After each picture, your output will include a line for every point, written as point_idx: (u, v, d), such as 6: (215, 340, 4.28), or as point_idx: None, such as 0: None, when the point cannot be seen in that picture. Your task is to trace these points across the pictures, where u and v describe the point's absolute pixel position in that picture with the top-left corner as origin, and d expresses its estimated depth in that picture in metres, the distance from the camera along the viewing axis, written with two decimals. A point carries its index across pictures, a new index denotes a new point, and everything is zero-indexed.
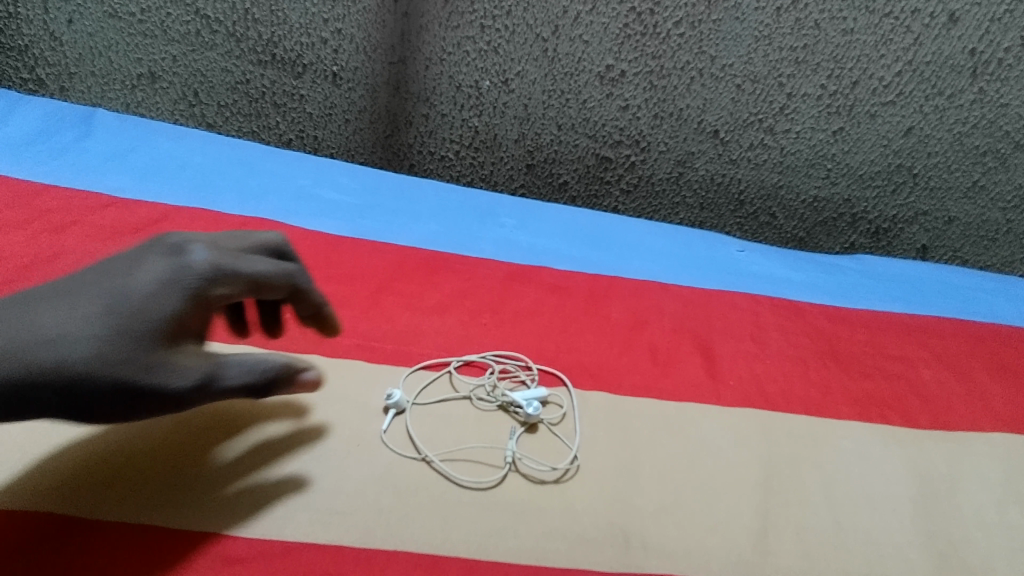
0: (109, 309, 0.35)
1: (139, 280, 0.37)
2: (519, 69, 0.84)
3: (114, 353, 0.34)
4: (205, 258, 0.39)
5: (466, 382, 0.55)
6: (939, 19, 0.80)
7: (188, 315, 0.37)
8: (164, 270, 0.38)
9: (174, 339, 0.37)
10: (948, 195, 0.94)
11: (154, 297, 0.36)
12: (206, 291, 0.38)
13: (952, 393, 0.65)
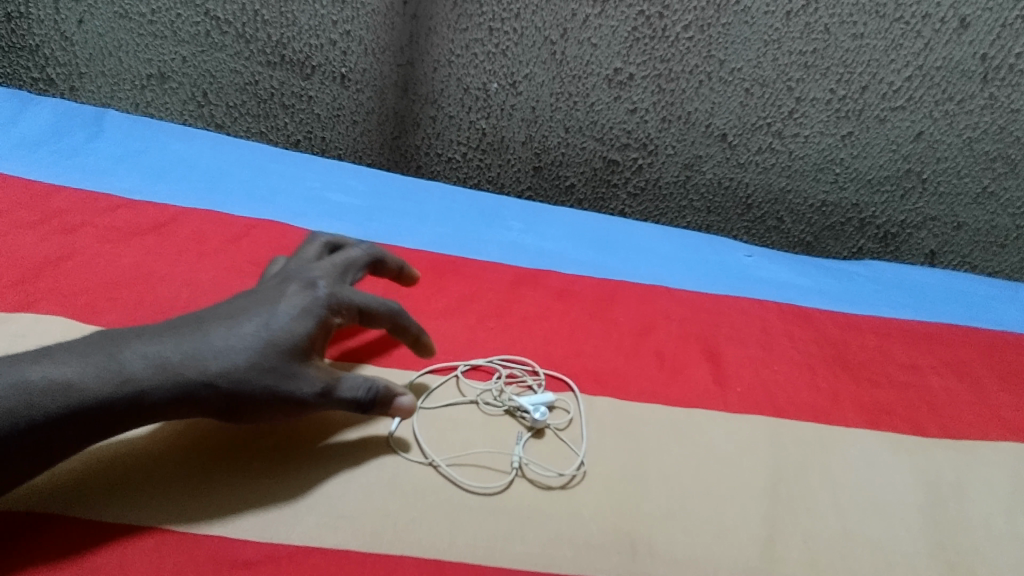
0: (258, 328, 0.43)
1: (282, 305, 0.45)
2: (527, 71, 0.84)
3: (261, 362, 0.42)
4: (330, 292, 0.47)
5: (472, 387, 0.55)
6: (950, 24, 0.79)
7: (316, 335, 0.45)
8: (299, 299, 0.45)
9: (307, 353, 0.44)
10: (957, 200, 0.93)
11: (290, 320, 0.44)
12: (329, 317, 0.46)
13: (960, 401, 0.64)
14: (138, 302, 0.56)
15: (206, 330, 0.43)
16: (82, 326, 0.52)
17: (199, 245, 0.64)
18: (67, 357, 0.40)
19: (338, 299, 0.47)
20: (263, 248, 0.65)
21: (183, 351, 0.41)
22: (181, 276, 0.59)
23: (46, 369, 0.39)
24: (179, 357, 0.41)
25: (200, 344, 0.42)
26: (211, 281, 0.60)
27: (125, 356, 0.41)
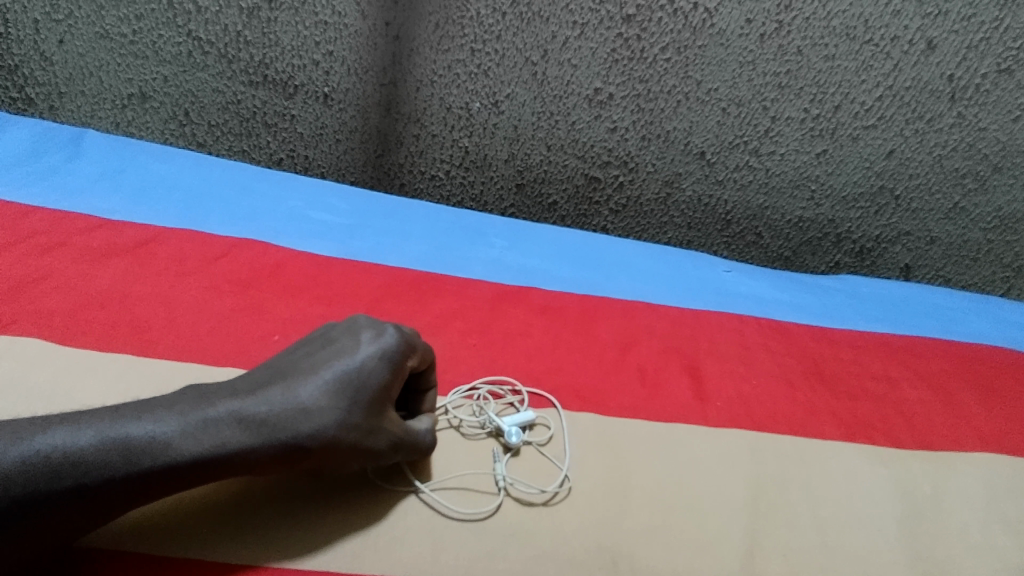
0: (339, 382, 0.42)
1: (360, 353, 0.44)
2: (509, 91, 0.86)
3: (346, 420, 0.42)
4: (403, 335, 0.46)
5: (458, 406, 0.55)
6: (918, 46, 0.81)
7: (392, 384, 0.45)
8: (374, 348, 0.45)
9: (384, 405, 0.44)
10: (930, 215, 0.95)
11: (365, 370, 0.44)
12: (402, 363, 0.46)
13: (936, 414, 0.66)
14: (116, 324, 0.56)
15: (294, 386, 0.42)
16: (59, 349, 0.52)
17: (179, 266, 0.63)
18: (157, 412, 0.39)
19: (407, 341, 0.47)
20: (244, 268, 0.65)
21: (274, 413, 0.40)
22: (162, 297, 0.59)
23: (146, 426, 0.37)
24: (274, 420, 0.40)
25: (291, 406, 0.41)
26: (192, 302, 0.59)
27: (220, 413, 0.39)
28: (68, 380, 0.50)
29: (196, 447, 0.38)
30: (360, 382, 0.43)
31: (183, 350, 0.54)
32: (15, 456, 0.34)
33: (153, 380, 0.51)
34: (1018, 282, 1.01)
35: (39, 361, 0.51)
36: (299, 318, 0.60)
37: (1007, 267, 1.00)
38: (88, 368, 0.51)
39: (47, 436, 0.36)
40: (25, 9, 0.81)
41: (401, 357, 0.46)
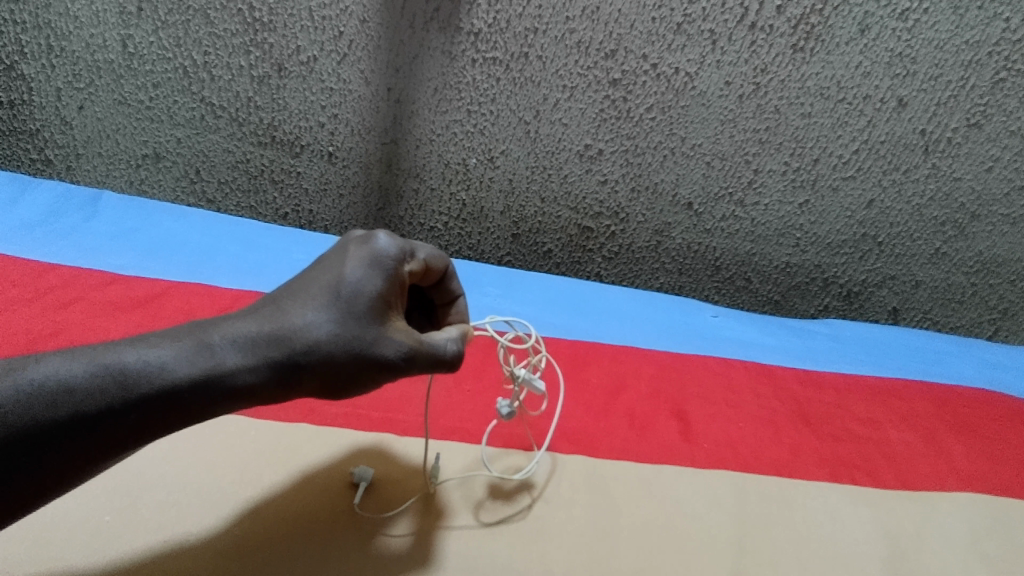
0: (332, 296, 0.44)
1: (348, 260, 0.46)
2: (503, 148, 0.90)
3: (339, 326, 0.43)
4: (391, 242, 0.48)
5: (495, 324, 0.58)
6: (889, 104, 0.85)
7: (386, 291, 0.46)
8: (362, 254, 0.46)
9: (381, 310, 0.45)
10: (913, 261, 0.99)
11: (358, 275, 0.45)
12: (394, 269, 0.47)
13: (918, 454, 0.68)
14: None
15: (282, 308, 0.43)
16: None
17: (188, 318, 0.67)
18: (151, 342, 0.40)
19: (399, 250, 0.48)
20: None
21: (264, 327, 0.42)
22: None
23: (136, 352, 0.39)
24: (266, 333, 0.42)
25: (280, 322, 0.43)
26: None
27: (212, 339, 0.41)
28: None
29: (188, 368, 0.39)
30: (351, 288, 0.44)
31: None
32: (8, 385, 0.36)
33: None
34: (1003, 324, 1.04)
35: None
36: None
37: (991, 309, 1.03)
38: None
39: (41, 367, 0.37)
40: (48, 78, 0.86)
41: (392, 263, 0.47)
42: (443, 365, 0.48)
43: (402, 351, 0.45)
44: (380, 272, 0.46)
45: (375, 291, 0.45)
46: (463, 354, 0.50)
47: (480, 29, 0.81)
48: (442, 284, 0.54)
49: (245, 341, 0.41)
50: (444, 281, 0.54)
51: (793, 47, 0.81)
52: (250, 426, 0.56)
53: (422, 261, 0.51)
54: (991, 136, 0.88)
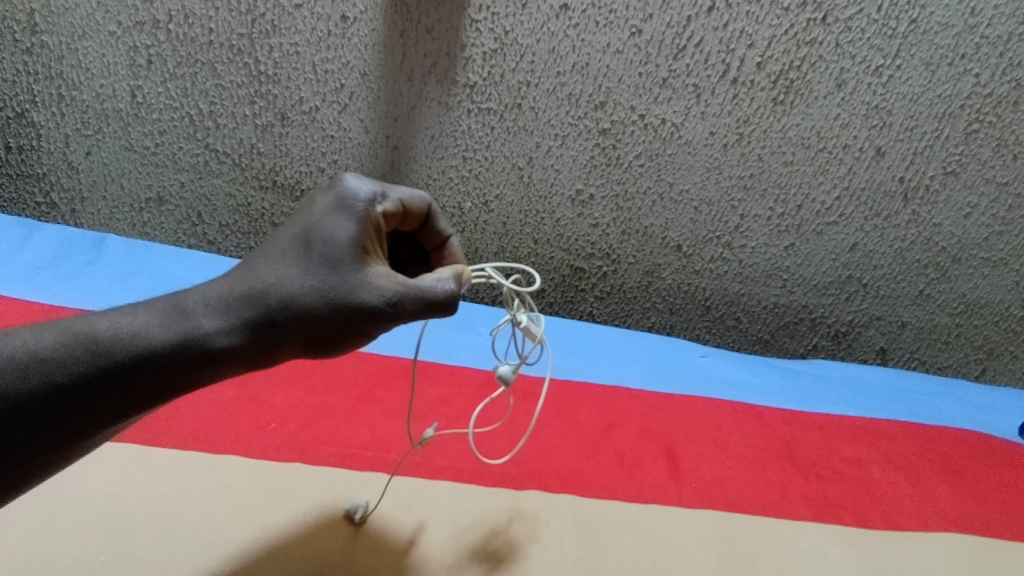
0: (304, 248, 0.45)
1: (317, 208, 0.47)
2: (498, 192, 0.93)
3: (316, 276, 0.44)
4: (361, 184, 0.49)
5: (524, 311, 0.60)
6: (868, 153, 0.89)
7: (361, 237, 0.47)
8: (330, 201, 0.47)
9: (358, 255, 0.46)
10: (898, 302, 1.01)
11: (329, 222, 0.46)
12: (366, 213, 0.48)
13: (901, 494, 0.69)
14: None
15: (255, 266, 0.45)
16: None
17: None
18: (124, 312, 0.41)
19: (371, 195, 0.49)
20: None
21: (237, 287, 0.43)
22: None
23: (109, 321, 0.40)
24: (239, 293, 0.43)
25: (252, 279, 0.44)
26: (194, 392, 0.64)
27: (188, 304, 0.42)
28: (78, 470, 0.53)
29: (164, 333, 0.40)
30: (322, 237, 0.46)
31: (187, 438, 0.58)
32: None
33: (156, 467, 0.55)
34: (990, 364, 1.06)
35: None
36: (295, 406, 0.65)
37: (977, 349, 1.05)
38: (91, 462, 0.54)
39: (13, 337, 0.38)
40: (58, 125, 0.89)
41: (362, 205, 0.48)
42: (438, 308, 0.49)
43: (387, 296, 0.46)
44: (351, 216, 0.47)
45: (347, 237, 0.46)
46: (458, 294, 0.51)
47: (475, 82, 0.85)
48: (428, 226, 0.57)
49: (220, 303, 0.42)
50: (429, 223, 0.57)
51: (774, 99, 0.85)
52: (245, 464, 0.56)
53: (399, 203, 0.52)
54: (968, 184, 0.91)
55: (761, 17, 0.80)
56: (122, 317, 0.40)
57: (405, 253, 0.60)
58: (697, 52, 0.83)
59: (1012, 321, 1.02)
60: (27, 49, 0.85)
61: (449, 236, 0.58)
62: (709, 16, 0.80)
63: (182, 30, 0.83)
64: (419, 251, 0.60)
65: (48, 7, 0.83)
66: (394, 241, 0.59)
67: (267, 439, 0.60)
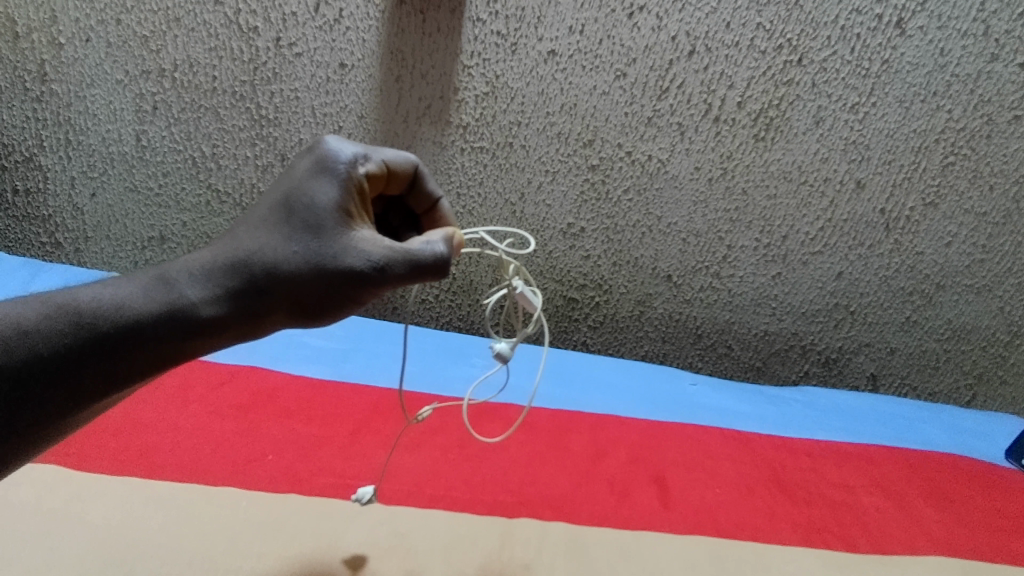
0: (285, 213, 0.45)
1: (297, 172, 0.46)
2: (491, 226, 0.96)
3: (295, 243, 0.44)
4: (342, 145, 0.48)
5: (522, 285, 0.63)
6: (849, 186, 0.92)
7: (341, 200, 0.45)
8: (310, 164, 0.46)
9: (340, 219, 0.45)
10: (886, 328, 1.03)
11: (308, 186, 0.45)
12: (347, 175, 0.46)
13: (888, 518, 0.70)
14: (125, 449, 0.61)
15: (236, 234, 0.45)
16: (73, 474, 0.56)
17: (186, 393, 0.70)
18: (107, 284, 0.43)
19: (353, 156, 0.47)
20: (244, 394, 0.72)
21: (219, 256, 0.44)
22: (168, 423, 0.65)
23: (94, 291, 0.41)
24: (221, 262, 0.44)
25: (234, 248, 0.44)
26: (193, 426, 0.65)
27: (171, 273, 0.43)
28: (79, 502, 0.54)
29: (148, 301, 0.42)
30: (303, 202, 0.45)
31: (186, 471, 0.59)
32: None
33: (155, 499, 0.55)
34: (980, 389, 1.06)
35: (55, 485, 0.55)
36: (292, 438, 0.66)
37: (967, 374, 1.05)
38: (95, 495, 0.55)
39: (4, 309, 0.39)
40: (64, 168, 0.92)
41: (342, 167, 0.46)
42: (429, 271, 0.46)
43: (370, 259, 0.44)
44: (332, 178, 0.46)
45: (328, 200, 0.45)
46: (451, 258, 0.48)
47: (468, 122, 0.89)
48: (417, 189, 0.55)
49: (203, 270, 0.44)
50: (418, 185, 0.55)
51: (755, 136, 0.89)
52: (242, 496, 0.57)
53: (383, 164, 0.50)
54: (947, 214, 0.93)
55: (740, 60, 0.85)
56: (106, 288, 0.42)
57: (397, 219, 0.58)
58: (680, 93, 0.87)
59: (999, 346, 1.03)
60: (37, 96, 0.89)
61: (440, 197, 0.56)
62: (690, 60, 0.85)
63: (187, 78, 0.88)
64: (412, 216, 0.58)
65: (59, 58, 0.87)
66: (385, 207, 0.58)
67: (264, 470, 0.61)
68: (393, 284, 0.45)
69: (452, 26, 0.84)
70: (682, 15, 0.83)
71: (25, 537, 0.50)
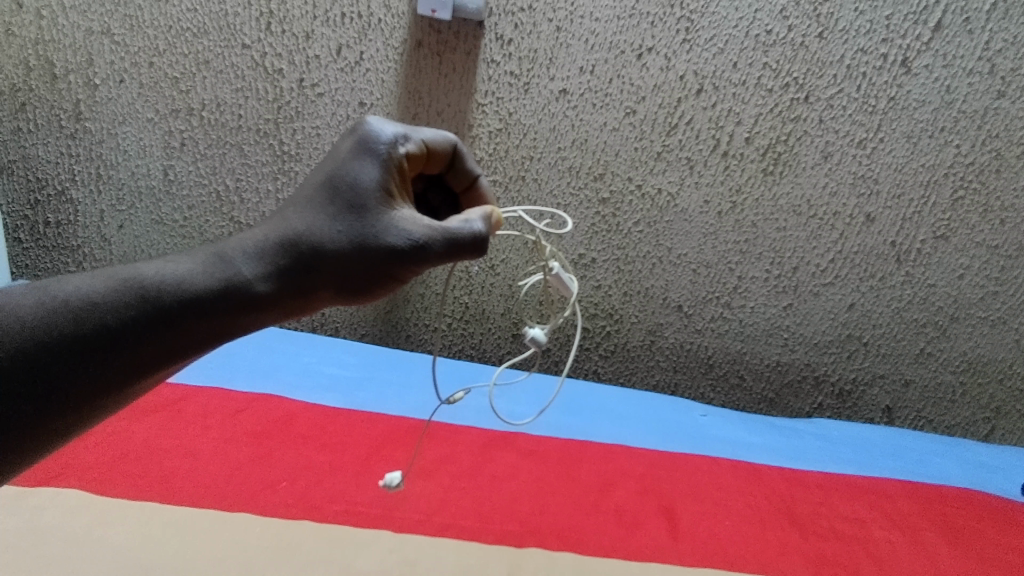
0: (330, 193, 0.46)
1: (341, 153, 0.47)
2: (503, 256, 0.98)
3: (341, 223, 0.45)
4: (383, 126, 0.48)
5: (561, 273, 0.71)
6: (859, 220, 0.93)
7: (384, 180, 0.46)
8: (353, 146, 0.47)
9: (382, 199, 0.46)
10: (900, 359, 1.01)
11: (353, 167, 0.46)
12: (389, 156, 0.47)
13: (901, 553, 0.70)
14: (146, 474, 0.62)
15: (286, 214, 0.46)
16: (95, 498, 0.58)
17: (205, 419, 0.72)
18: (167, 259, 0.44)
19: (394, 136, 0.48)
20: (260, 421, 0.73)
21: (272, 235, 0.45)
22: (185, 449, 0.67)
23: (155, 267, 0.42)
24: (272, 239, 0.45)
25: (285, 226, 0.45)
26: (211, 452, 0.67)
27: (228, 252, 0.44)
28: (100, 526, 0.55)
29: (206, 278, 0.42)
30: (346, 182, 0.46)
31: (203, 496, 0.61)
32: (34, 300, 0.38)
33: (173, 524, 0.57)
34: (999, 423, 1.04)
35: (78, 509, 0.57)
36: (305, 465, 0.67)
37: (984, 408, 1.03)
38: (118, 517, 0.57)
39: (64, 282, 0.40)
40: (94, 202, 0.96)
41: (384, 148, 0.47)
42: (469, 249, 0.48)
43: (413, 238, 0.45)
44: (373, 159, 0.47)
45: (371, 180, 0.46)
46: (488, 236, 0.50)
47: (482, 157, 0.91)
48: (456, 166, 0.56)
49: (256, 248, 0.44)
50: (456, 164, 0.56)
51: (763, 171, 0.90)
52: (256, 522, 0.58)
53: (422, 144, 0.51)
54: (958, 246, 0.93)
55: (747, 98, 0.87)
56: (166, 264, 0.42)
57: (435, 197, 0.59)
58: (688, 129, 0.89)
59: (1017, 379, 1.01)
60: (71, 133, 0.93)
61: (477, 176, 0.57)
62: (698, 98, 0.87)
63: (214, 116, 0.91)
64: (450, 194, 0.59)
65: (93, 98, 0.91)
66: (423, 186, 0.59)
67: (277, 496, 0.62)
68: (436, 261, 0.47)
69: (467, 67, 0.88)
70: (690, 55, 0.86)
71: (49, 559, 0.52)
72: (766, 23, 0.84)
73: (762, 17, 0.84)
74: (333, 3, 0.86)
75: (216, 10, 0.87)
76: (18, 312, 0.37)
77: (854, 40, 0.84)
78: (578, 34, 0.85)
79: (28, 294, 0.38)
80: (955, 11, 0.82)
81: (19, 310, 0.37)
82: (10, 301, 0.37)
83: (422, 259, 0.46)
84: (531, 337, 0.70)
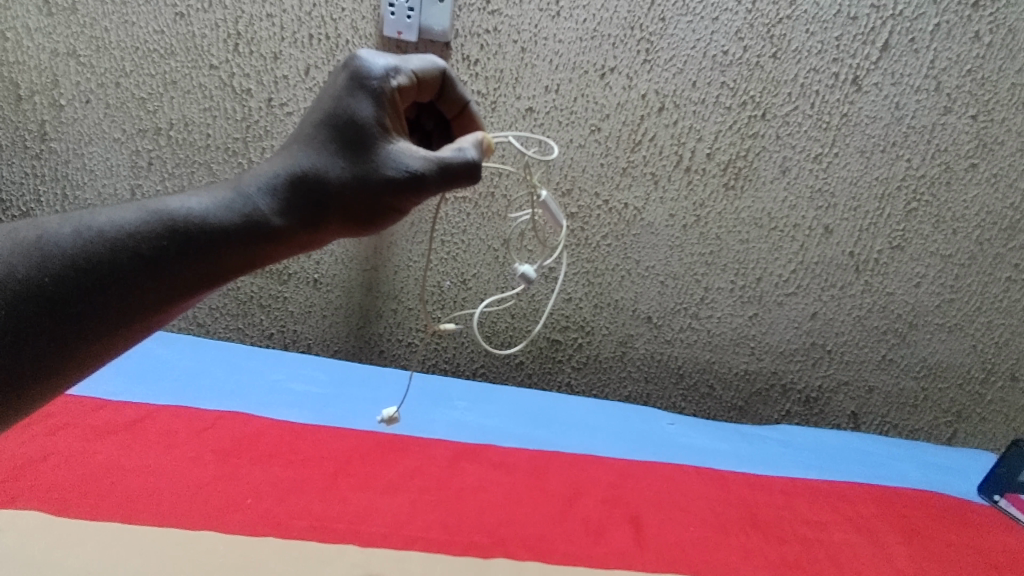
0: (331, 131, 0.48)
1: (336, 89, 0.49)
2: (475, 271, 1.00)
3: (344, 159, 0.47)
4: (374, 59, 0.50)
5: (550, 202, 0.72)
6: (817, 231, 0.96)
7: (379, 113, 0.48)
8: (346, 80, 0.49)
9: (380, 133, 0.48)
10: (863, 366, 1.04)
11: (349, 102, 0.48)
12: (383, 88, 0.49)
13: (860, 555, 0.72)
14: (105, 495, 0.62)
15: (291, 152, 0.48)
16: (54, 520, 0.57)
17: (170, 438, 0.72)
18: (189, 194, 0.46)
19: (384, 69, 0.50)
20: (228, 439, 0.73)
21: (282, 171, 0.47)
22: (150, 466, 0.66)
23: (179, 201, 0.44)
24: (283, 177, 0.47)
25: (291, 165, 0.47)
26: (175, 470, 0.67)
27: (245, 188, 0.46)
28: (59, 548, 0.55)
29: (226, 212, 0.45)
30: (344, 120, 0.48)
31: (166, 515, 0.60)
32: (69, 231, 0.41)
33: (136, 543, 0.57)
34: (960, 426, 1.07)
35: (37, 532, 0.56)
36: (273, 482, 0.68)
37: (946, 411, 1.07)
38: (75, 540, 0.56)
39: (98, 214, 0.42)
40: None
41: (376, 83, 0.49)
42: (465, 176, 0.51)
43: (410, 170, 0.48)
44: (367, 95, 0.48)
45: (368, 115, 0.48)
46: (481, 161, 0.52)
47: None
48: (447, 93, 0.60)
49: (269, 186, 0.46)
50: (447, 90, 0.59)
51: (725, 185, 0.93)
52: (220, 540, 0.59)
53: (412, 75, 0.53)
54: (913, 256, 0.97)
55: (707, 115, 0.90)
56: (189, 199, 0.45)
57: (430, 121, 0.63)
58: (651, 145, 0.91)
59: (975, 383, 1.04)
60: (37, 154, 0.92)
61: (468, 101, 0.61)
62: (660, 116, 0.90)
63: (183, 136, 0.92)
64: (443, 119, 0.63)
65: (59, 118, 0.91)
66: (418, 113, 0.63)
67: (243, 514, 0.62)
68: (434, 187, 0.49)
69: None
70: (650, 75, 0.88)
71: None
72: (722, 44, 0.87)
73: (718, 38, 0.87)
74: (300, 24, 0.86)
75: (182, 32, 0.87)
76: (56, 240, 0.40)
77: (806, 60, 0.87)
78: (543, 55, 0.87)
79: (63, 225, 0.41)
80: (901, 32, 0.85)
81: (58, 240, 0.40)
82: (49, 230, 0.40)
83: (421, 186, 0.49)
84: (523, 272, 0.72)
